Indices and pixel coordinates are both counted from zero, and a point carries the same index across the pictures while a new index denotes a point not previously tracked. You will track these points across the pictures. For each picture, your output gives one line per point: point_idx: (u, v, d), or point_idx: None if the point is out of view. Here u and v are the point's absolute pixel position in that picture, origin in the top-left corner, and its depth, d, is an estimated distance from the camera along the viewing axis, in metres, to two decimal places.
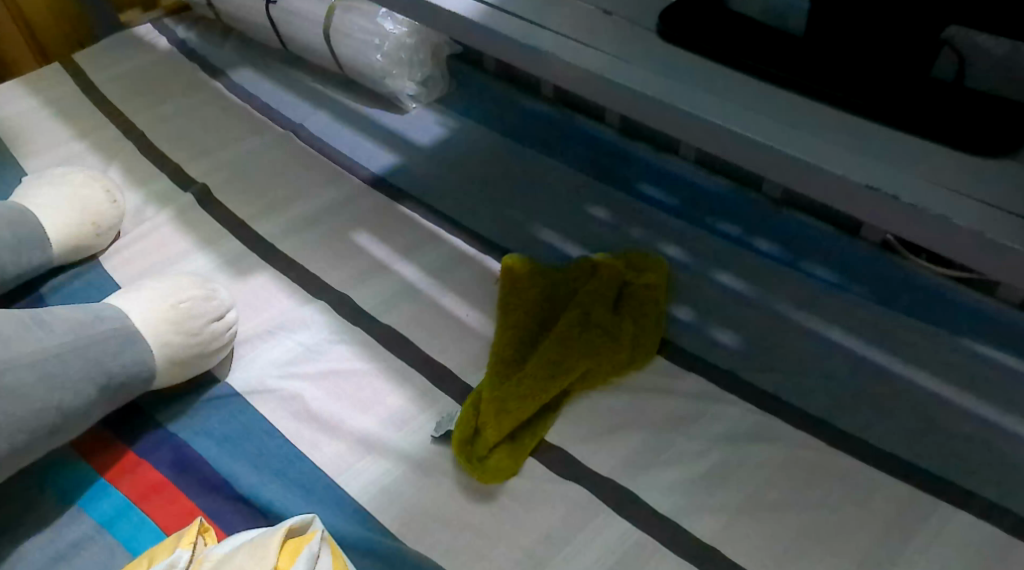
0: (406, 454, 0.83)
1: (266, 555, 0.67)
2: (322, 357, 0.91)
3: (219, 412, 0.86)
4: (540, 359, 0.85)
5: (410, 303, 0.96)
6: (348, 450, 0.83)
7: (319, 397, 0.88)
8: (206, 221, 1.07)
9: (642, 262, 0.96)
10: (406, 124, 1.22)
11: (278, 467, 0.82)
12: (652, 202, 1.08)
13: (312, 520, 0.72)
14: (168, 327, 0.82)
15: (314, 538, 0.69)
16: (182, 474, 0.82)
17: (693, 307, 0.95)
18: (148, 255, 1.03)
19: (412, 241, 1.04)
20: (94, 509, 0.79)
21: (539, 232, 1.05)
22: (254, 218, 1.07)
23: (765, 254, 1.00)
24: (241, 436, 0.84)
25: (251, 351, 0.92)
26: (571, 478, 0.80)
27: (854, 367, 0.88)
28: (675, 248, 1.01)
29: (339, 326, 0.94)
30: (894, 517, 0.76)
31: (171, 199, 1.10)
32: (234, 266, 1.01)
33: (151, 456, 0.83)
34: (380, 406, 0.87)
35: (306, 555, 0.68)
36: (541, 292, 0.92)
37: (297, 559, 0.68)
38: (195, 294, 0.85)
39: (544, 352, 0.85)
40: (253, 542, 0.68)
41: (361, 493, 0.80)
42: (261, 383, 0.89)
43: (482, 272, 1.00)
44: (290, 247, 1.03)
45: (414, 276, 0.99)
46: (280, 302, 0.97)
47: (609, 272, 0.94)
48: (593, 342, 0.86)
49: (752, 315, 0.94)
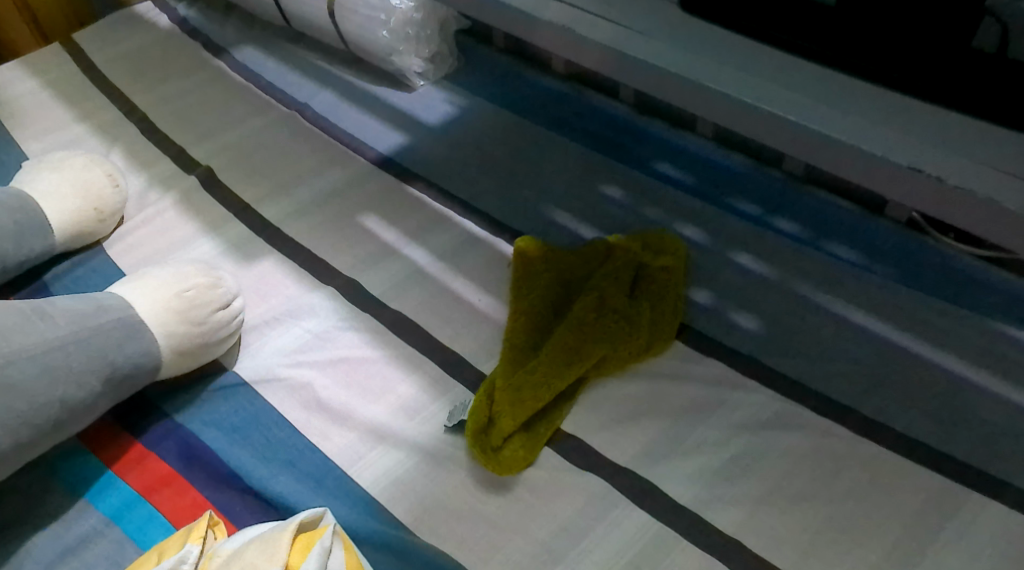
0: (418, 444, 0.81)
1: (277, 553, 0.66)
2: (331, 345, 0.89)
3: (227, 402, 0.84)
4: (554, 346, 0.82)
5: (421, 288, 0.94)
6: (359, 441, 0.81)
7: (328, 386, 0.86)
8: (210, 206, 1.04)
9: (660, 243, 0.94)
10: (414, 103, 1.19)
11: (288, 459, 0.80)
12: (668, 181, 1.04)
13: (323, 515, 0.70)
14: (174, 317, 0.79)
15: (325, 533, 0.67)
16: (191, 466, 0.80)
17: (712, 290, 0.92)
18: (152, 241, 1.01)
19: (421, 224, 1.01)
20: (102, 502, 0.78)
21: (552, 213, 1.02)
22: (260, 201, 1.05)
23: (785, 234, 0.97)
24: (249, 426, 0.83)
25: (259, 339, 0.90)
26: (588, 469, 0.78)
27: (879, 351, 0.85)
28: (692, 229, 0.98)
29: (346, 313, 0.92)
30: (923, 508, 0.74)
31: (174, 182, 1.08)
32: (239, 251, 0.99)
33: (158, 448, 0.81)
34: (391, 395, 0.85)
35: (318, 552, 0.66)
36: (555, 276, 0.89)
37: (308, 556, 0.66)
38: (201, 282, 0.83)
39: (559, 339, 0.83)
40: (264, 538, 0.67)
41: (373, 485, 0.78)
42: (269, 373, 0.87)
43: (493, 255, 0.97)
44: (297, 231, 1.01)
45: (424, 260, 0.97)
46: (287, 289, 0.94)
47: (626, 254, 0.91)
48: (609, 328, 0.84)
49: (773, 298, 0.91)
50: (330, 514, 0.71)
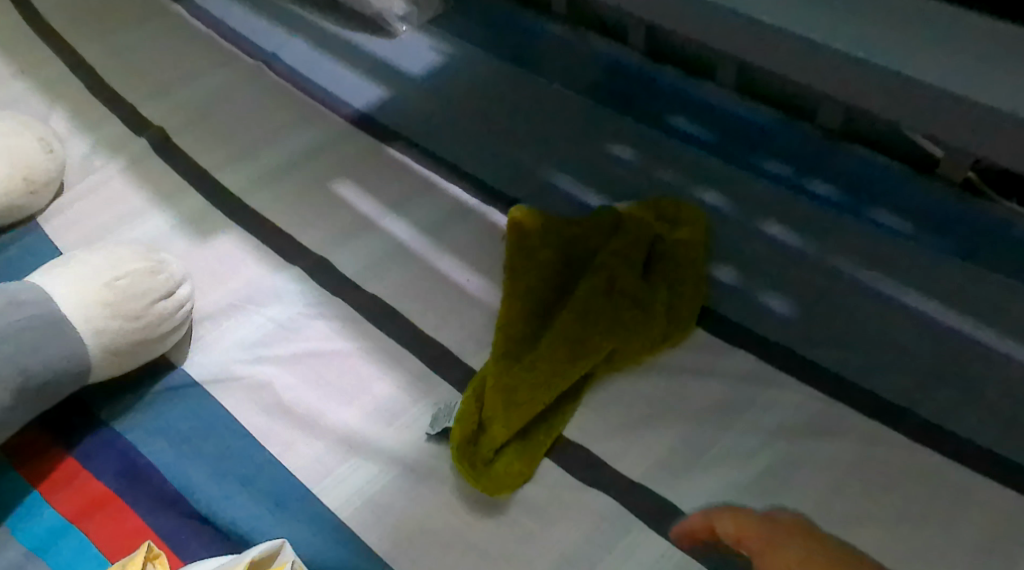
0: (395, 455, 0.69)
1: None
2: (296, 336, 0.77)
3: (176, 406, 0.73)
4: (554, 339, 0.70)
5: (402, 267, 0.81)
6: (327, 451, 0.70)
7: (293, 385, 0.74)
8: (163, 173, 0.91)
9: (677, 212, 0.81)
10: (396, 51, 1.05)
11: (245, 475, 0.69)
12: (686, 138, 0.91)
13: (281, 547, 0.63)
14: (102, 311, 0.68)
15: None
16: (131, 484, 0.69)
17: (738, 267, 0.80)
18: (96, 214, 0.88)
19: (403, 190, 0.88)
20: (24, 531, 0.67)
21: (552, 176, 0.89)
22: (218, 167, 0.91)
23: (821, 198, 0.84)
24: (201, 436, 0.71)
25: (214, 330, 0.78)
26: (596, 485, 0.67)
27: (935, 340, 0.73)
28: (714, 193, 0.85)
29: (315, 297, 0.79)
30: (993, 533, 0.62)
31: (122, 145, 0.94)
32: (194, 224, 0.86)
33: (92, 463, 0.70)
34: (365, 396, 0.73)
35: None
36: (556, 253, 0.77)
37: None
38: (138, 267, 0.70)
39: (559, 330, 0.71)
40: None
41: (343, 506, 0.67)
42: (225, 371, 0.75)
43: (484, 227, 0.84)
44: (259, 201, 0.88)
45: (404, 233, 0.84)
46: (247, 269, 0.82)
47: (639, 226, 0.78)
48: (616, 314, 0.72)
49: (810, 276, 0.78)
50: (289, 546, 0.64)
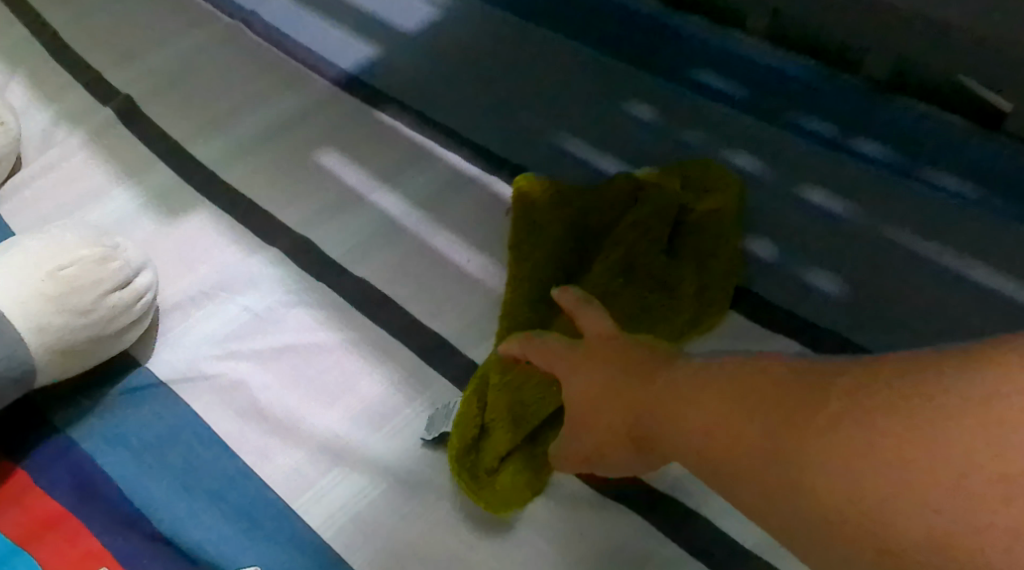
0: (386, 466, 0.61)
1: None
2: (274, 328, 0.68)
3: (139, 410, 0.65)
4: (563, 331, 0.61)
5: (395, 247, 0.72)
6: (308, 461, 0.62)
7: (270, 385, 0.65)
8: (129, 146, 0.82)
9: (707, 177, 0.70)
10: (385, 2, 0.93)
11: (215, 489, 0.61)
12: (713, 95, 0.80)
13: None
14: (46, 306, 0.59)
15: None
16: (87, 501, 0.61)
17: (776, 240, 0.70)
18: (56, 194, 0.79)
19: (394, 159, 0.78)
20: None
21: (562, 140, 0.79)
22: (191, 138, 0.82)
23: (870, 160, 0.73)
24: (167, 444, 0.63)
25: (182, 323, 0.69)
26: (617, 498, 0.59)
27: (1004, 325, 0.64)
28: (746, 156, 0.75)
29: (295, 283, 0.71)
30: None
31: (84, 114, 0.85)
32: (163, 202, 0.77)
33: (45, 477, 0.62)
34: (352, 396, 0.64)
35: None
36: (567, 228, 0.67)
37: None
38: (86, 254, 0.62)
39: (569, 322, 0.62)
40: None
41: (326, 524, 0.59)
42: (193, 368, 0.67)
43: (487, 199, 0.75)
44: (235, 174, 0.78)
45: (396, 208, 0.75)
46: (219, 251, 0.73)
47: (662, 193, 0.67)
48: (635, 302, 0.63)
49: (859, 249, 0.68)
50: None
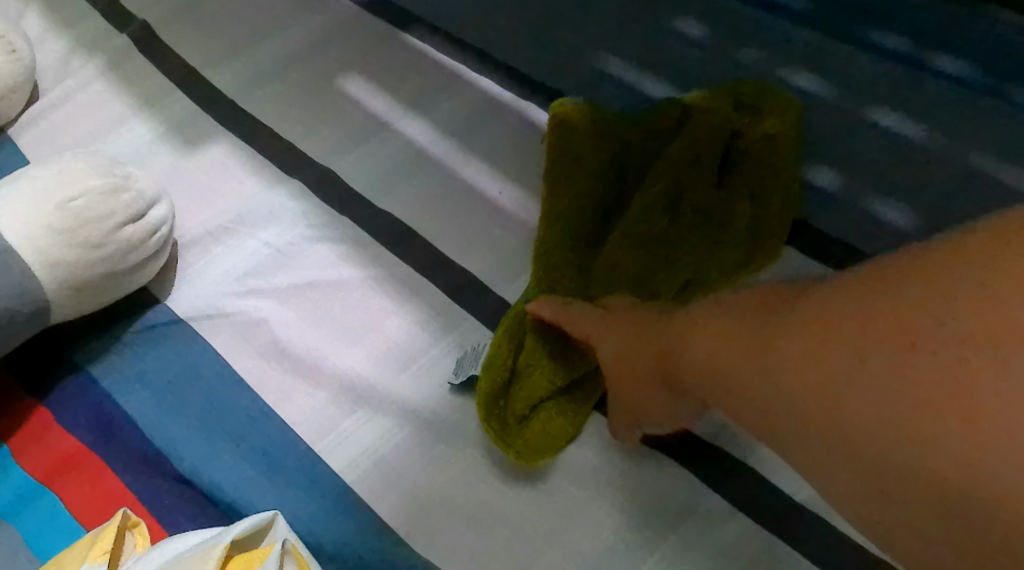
0: (412, 409, 0.58)
1: None
2: (295, 264, 0.65)
3: (156, 348, 0.62)
4: (608, 279, 0.58)
5: (422, 178, 0.68)
6: (330, 403, 0.59)
7: (291, 324, 0.62)
8: (147, 75, 0.78)
9: (762, 96, 0.63)
10: None
11: (234, 430, 0.58)
12: (774, 8, 0.73)
13: (273, 519, 0.51)
14: (54, 239, 0.56)
15: (270, 555, 0.47)
16: (106, 441, 0.59)
17: (839, 169, 0.64)
18: (73, 125, 0.76)
19: (421, 85, 0.73)
20: None
21: (603, 61, 0.73)
22: (209, 65, 0.78)
23: (950, 78, 0.66)
24: (186, 383, 0.60)
25: (201, 259, 0.66)
26: (658, 445, 0.54)
27: None
28: (806, 76, 0.68)
29: (318, 216, 0.67)
30: None
31: (103, 43, 0.81)
32: (182, 133, 0.73)
33: (65, 415, 0.60)
34: (376, 336, 0.61)
35: None
36: (607, 155, 0.61)
37: None
38: (96, 185, 0.58)
39: (618, 269, 0.58)
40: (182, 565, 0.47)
41: (349, 469, 0.56)
42: (213, 306, 0.64)
43: (520, 126, 0.70)
44: (255, 104, 0.74)
45: (424, 136, 0.70)
46: (240, 184, 0.70)
47: (708, 117, 0.61)
48: (682, 249, 0.59)
49: (934, 178, 0.62)
50: (282, 518, 0.51)
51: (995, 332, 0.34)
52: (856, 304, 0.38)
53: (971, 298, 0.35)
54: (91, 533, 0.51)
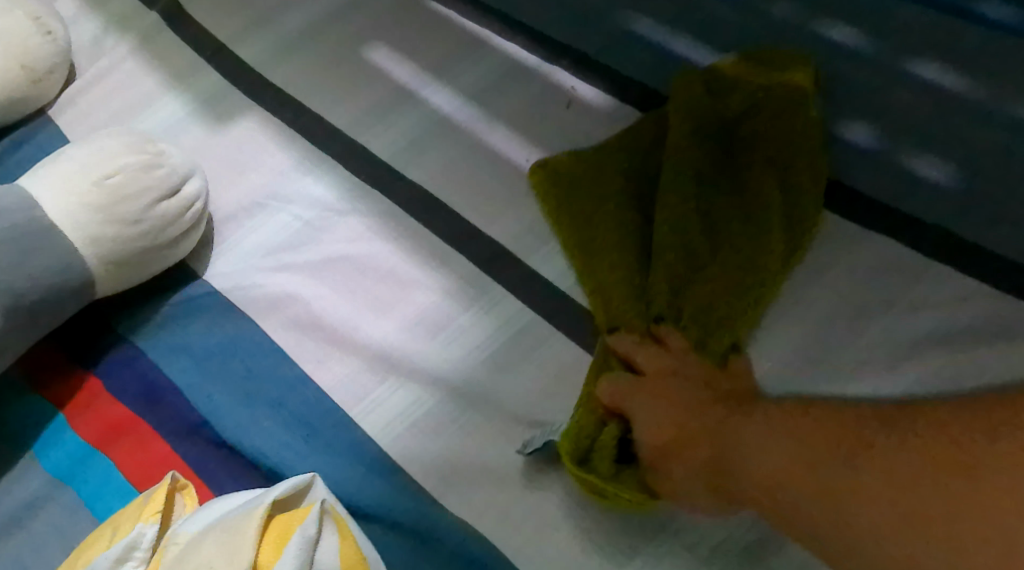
0: (442, 376, 0.59)
1: (241, 550, 0.47)
2: (327, 236, 0.66)
3: (198, 319, 0.64)
4: (666, 279, 0.56)
5: (448, 148, 0.68)
6: (364, 370, 0.60)
7: (325, 294, 0.64)
8: (177, 51, 0.79)
9: (757, 76, 0.64)
10: None
11: (274, 397, 0.60)
12: None
13: (313, 481, 0.52)
14: (94, 216, 0.58)
15: (310, 516, 0.49)
16: (153, 409, 0.61)
17: (876, 124, 0.63)
18: (110, 103, 0.78)
19: (445, 51, 0.73)
20: (49, 456, 0.60)
21: (631, 21, 0.72)
22: (237, 38, 0.79)
23: (996, 24, 0.63)
24: (227, 352, 0.62)
25: (237, 233, 0.68)
26: None
27: None
28: (841, 30, 0.67)
29: (348, 187, 0.68)
30: None
31: (134, 21, 0.83)
32: (213, 108, 0.75)
33: (114, 383, 0.62)
34: (407, 304, 0.62)
35: (296, 547, 0.48)
36: (622, 179, 0.62)
37: (283, 555, 0.48)
38: (130, 162, 0.60)
39: (674, 280, 0.56)
40: (226, 526, 0.49)
41: (384, 434, 0.58)
42: (249, 278, 0.66)
43: (544, 90, 0.69)
44: (283, 76, 0.75)
45: (449, 104, 0.70)
46: (272, 157, 0.71)
47: (698, 111, 0.62)
48: (747, 246, 0.57)
49: (976, 129, 0.60)
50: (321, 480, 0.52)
51: (943, 535, 0.40)
52: (856, 452, 0.43)
53: (960, 495, 0.40)
54: (141, 497, 0.54)
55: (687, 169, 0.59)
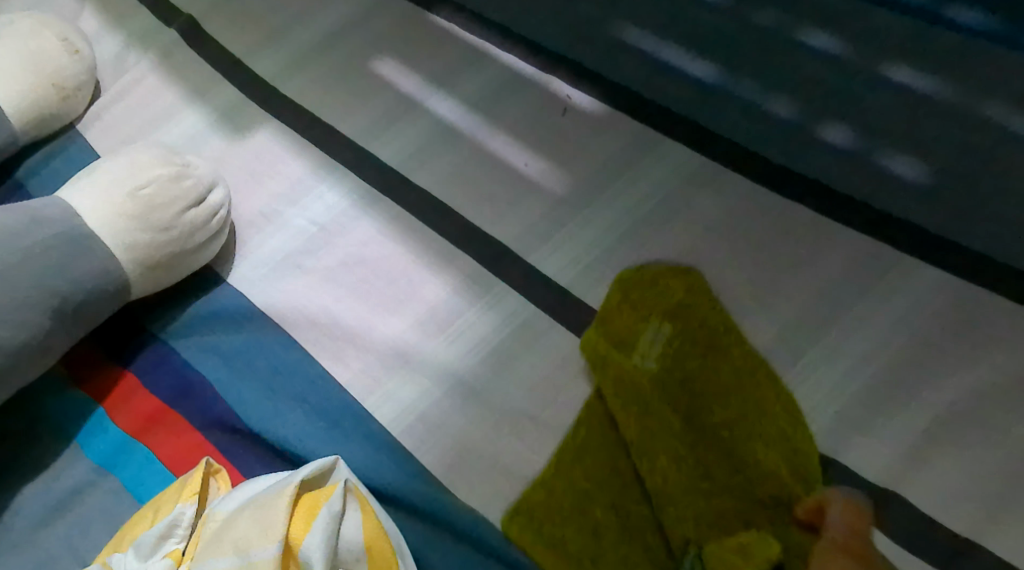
0: (450, 369, 0.64)
1: (274, 525, 0.52)
2: (341, 239, 0.71)
3: (223, 320, 0.69)
4: (689, 508, 0.57)
5: (453, 156, 0.73)
6: (378, 364, 0.65)
7: (340, 294, 0.69)
8: (195, 66, 0.84)
9: (642, 296, 0.63)
10: None
11: (296, 391, 0.65)
12: None
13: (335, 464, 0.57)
14: (130, 224, 0.63)
15: (335, 493, 0.54)
16: (185, 402, 0.66)
17: (853, 123, 0.66)
18: (134, 117, 0.83)
19: (448, 63, 0.78)
20: (90, 446, 0.65)
21: None
22: (251, 53, 0.84)
23: None
24: (251, 350, 0.67)
25: (256, 238, 0.73)
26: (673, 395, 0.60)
27: None
28: None
29: (359, 193, 0.73)
30: None
31: (153, 38, 0.88)
32: (231, 120, 0.80)
33: (148, 379, 0.67)
34: (417, 302, 0.67)
35: (324, 521, 0.53)
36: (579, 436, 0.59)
37: (312, 529, 0.53)
38: (161, 173, 0.65)
39: (674, 474, 0.57)
40: (259, 504, 0.54)
41: (397, 423, 0.63)
42: (270, 280, 0.71)
43: (541, 98, 0.74)
44: (296, 89, 0.80)
45: (452, 113, 0.75)
46: (287, 166, 0.76)
47: (629, 392, 0.59)
48: (740, 428, 0.59)
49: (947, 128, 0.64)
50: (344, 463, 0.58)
51: None
52: None
53: None
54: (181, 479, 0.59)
55: (650, 411, 0.59)
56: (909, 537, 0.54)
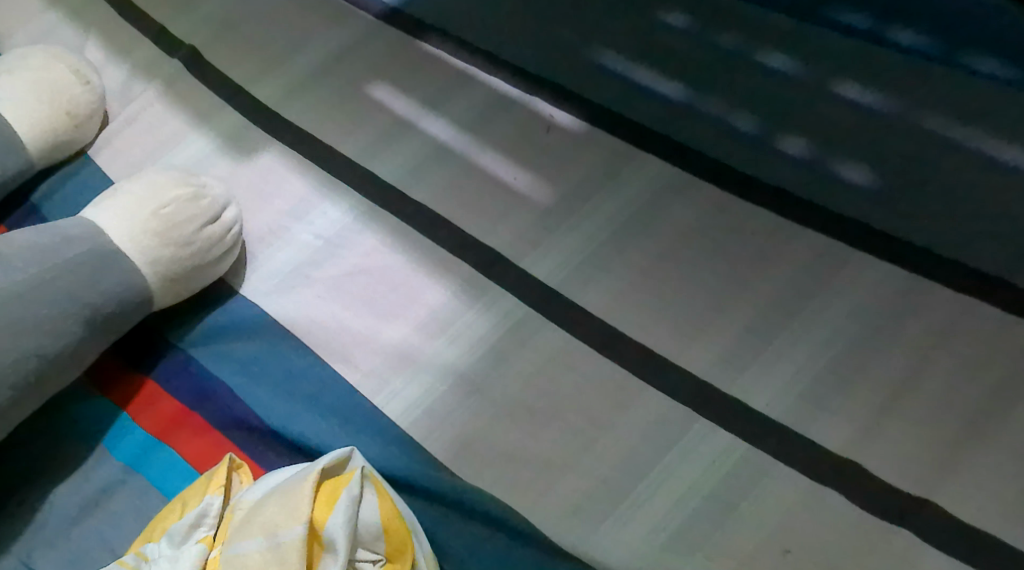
0: (452, 366, 0.70)
1: (298, 509, 0.57)
2: (346, 250, 0.77)
3: (238, 328, 0.74)
4: None
5: (447, 172, 0.79)
6: (385, 364, 0.71)
7: (347, 301, 0.74)
8: (200, 93, 0.90)
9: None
10: None
11: (309, 392, 0.70)
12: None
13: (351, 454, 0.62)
14: (153, 240, 0.68)
15: (351, 480, 0.59)
16: (206, 405, 0.71)
17: (808, 137, 0.74)
18: (143, 142, 0.88)
19: (439, 87, 0.85)
20: (117, 448, 0.70)
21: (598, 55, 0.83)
22: (253, 81, 0.89)
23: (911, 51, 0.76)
24: (265, 356, 0.72)
25: (266, 251, 0.78)
26: (656, 383, 0.66)
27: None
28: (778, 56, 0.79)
29: (361, 208, 0.79)
30: None
31: (158, 67, 0.93)
32: (237, 144, 0.85)
33: (171, 385, 0.73)
34: (418, 306, 0.73)
35: (343, 505, 0.58)
36: None
37: (333, 511, 0.58)
38: (180, 193, 0.70)
39: None
40: (284, 490, 0.59)
41: (405, 416, 0.68)
42: (280, 290, 0.76)
43: (526, 118, 0.81)
44: (297, 113, 0.86)
45: (445, 132, 0.81)
46: (292, 184, 0.81)
47: None
48: None
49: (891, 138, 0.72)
50: (357, 454, 0.63)
51: None
52: None
53: None
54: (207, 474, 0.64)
55: None
56: (874, 501, 0.59)
